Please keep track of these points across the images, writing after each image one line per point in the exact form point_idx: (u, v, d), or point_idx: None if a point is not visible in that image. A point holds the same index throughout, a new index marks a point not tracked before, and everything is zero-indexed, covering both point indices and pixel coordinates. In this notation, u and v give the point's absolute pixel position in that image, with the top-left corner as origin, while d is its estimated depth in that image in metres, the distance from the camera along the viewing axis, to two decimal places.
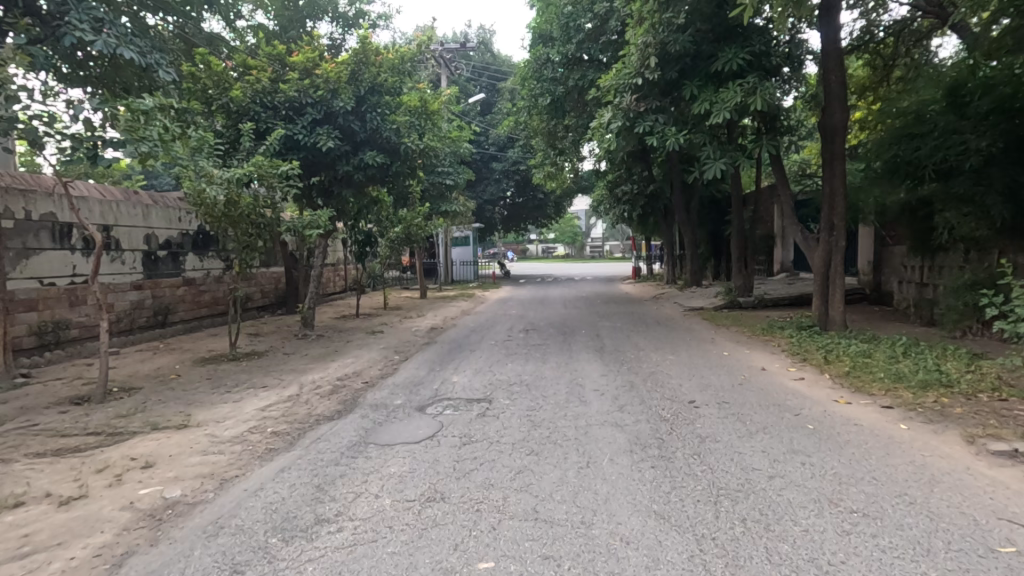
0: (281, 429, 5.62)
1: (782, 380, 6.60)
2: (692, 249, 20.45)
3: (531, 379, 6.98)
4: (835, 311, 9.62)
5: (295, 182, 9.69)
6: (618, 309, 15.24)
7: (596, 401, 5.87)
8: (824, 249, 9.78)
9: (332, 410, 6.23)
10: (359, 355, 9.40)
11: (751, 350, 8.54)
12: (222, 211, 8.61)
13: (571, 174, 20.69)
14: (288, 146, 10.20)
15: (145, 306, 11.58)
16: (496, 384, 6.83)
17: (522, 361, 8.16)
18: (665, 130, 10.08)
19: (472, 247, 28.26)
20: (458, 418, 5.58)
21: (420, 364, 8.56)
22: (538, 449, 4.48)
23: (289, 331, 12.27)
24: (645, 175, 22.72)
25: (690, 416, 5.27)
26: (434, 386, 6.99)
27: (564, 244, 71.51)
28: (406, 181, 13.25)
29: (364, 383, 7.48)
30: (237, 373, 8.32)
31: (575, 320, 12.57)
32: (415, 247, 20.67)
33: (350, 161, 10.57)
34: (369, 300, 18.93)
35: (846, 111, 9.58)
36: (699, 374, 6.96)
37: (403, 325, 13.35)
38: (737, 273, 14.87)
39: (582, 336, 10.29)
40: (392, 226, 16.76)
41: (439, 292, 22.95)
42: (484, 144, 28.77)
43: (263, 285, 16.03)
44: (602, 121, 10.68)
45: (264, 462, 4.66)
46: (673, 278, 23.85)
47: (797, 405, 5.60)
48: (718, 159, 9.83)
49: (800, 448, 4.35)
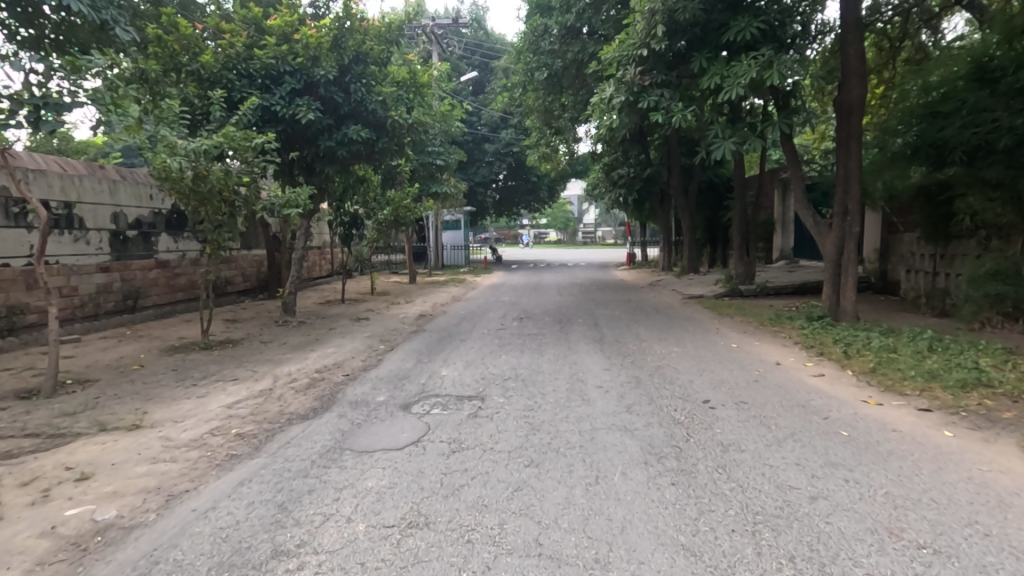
0: (247, 431, 4.99)
1: (800, 376, 6.07)
2: (689, 234, 19.86)
3: (527, 374, 6.39)
4: (846, 302, 9.12)
5: (272, 157, 8.94)
6: (615, 296, 14.70)
7: (600, 399, 5.29)
8: (836, 236, 9.25)
9: (306, 409, 5.61)
10: (341, 344, 8.76)
11: (761, 342, 8.00)
12: (189, 187, 7.86)
13: (566, 156, 20.01)
14: (265, 118, 9.43)
15: (114, 290, 10.84)
16: (489, 379, 6.24)
17: (517, 352, 7.58)
18: (671, 105, 9.42)
19: (463, 231, 27.57)
20: (446, 419, 4.99)
21: (406, 355, 7.93)
22: (538, 460, 3.89)
23: (269, 317, 11.60)
24: (642, 159, 22.06)
25: (707, 418, 4.71)
26: (420, 381, 6.37)
27: (557, 230, 70.86)
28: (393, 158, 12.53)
29: (344, 377, 6.85)
30: (206, 363, 7.66)
31: (570, 308, 12.00)
32: (403, 231, 19.94)
33: (333, 136, 9.84)
34: (356, 285, 18.25)
35: (865, 88, 8.97)
36: (710, 369, 6.40)
37: (391, 312, 12.70)
38: (738, 259, 14.35)
39: (579, 324, 9.71)
40: (381, 208, 15.96)
41: (429, 277, 22.27)
42: (476, 125, 28.00)
43: (243, 268, 15.30)
44: (604, 96, 10.00)
45: (221, 473, 4.03)
46: (669, 265, 23.35)
47: (822, 406, 5.05)
48: (728, 138, 9.21)
49: (839, 461, 3.80)
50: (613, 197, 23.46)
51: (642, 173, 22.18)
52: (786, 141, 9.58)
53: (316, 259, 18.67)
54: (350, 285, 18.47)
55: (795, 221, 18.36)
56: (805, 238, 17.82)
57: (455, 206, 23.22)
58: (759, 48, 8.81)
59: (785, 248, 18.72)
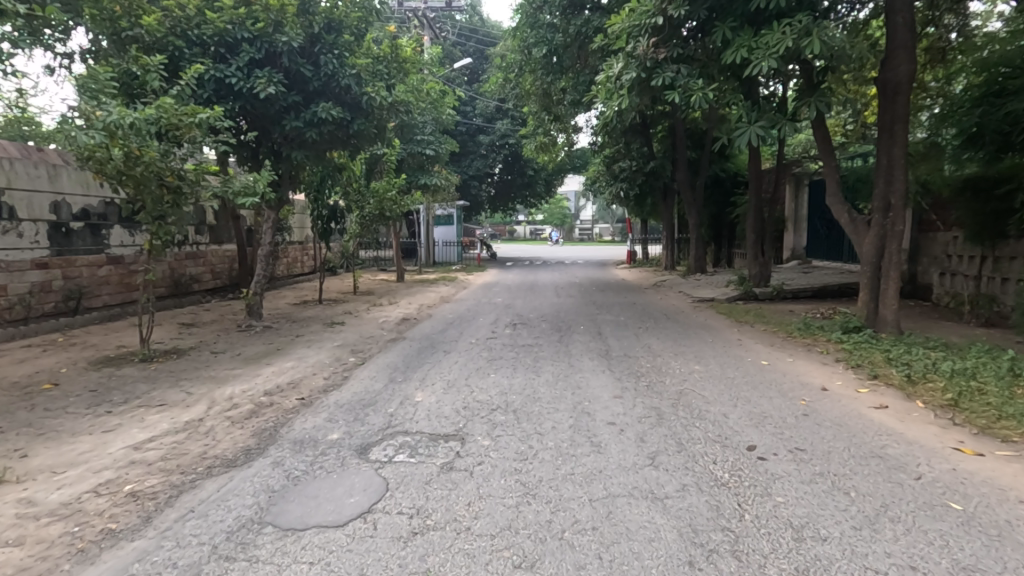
0: (147, 487, 3.75)
1: (857, 408, 4.89)
2: (696, 231, 18.66)
3: (520, 401, 5.17)
4: (887, 309, 7.97)
5: (227, 137, 7.71)
6: (617, 298, 13.53)
7: (614, 444, 4.09)
8: (876, 234, 8.09)
9: (234, 452, 4.36)
10: (305, 356, 7.50)
11: (794, 357, 6.86)
12: (119, 170, 6.59)
13: (564, 147, 18.82)
14: (220, 92, 8.16)
15: (53, 289, 9.55)
16: (472, 410, 5.02)
17: (508, 370, 6.37)
18: (688, 83, 8.25)
19: (456, 227, 26.35)
20: (412, 474, 3.77)
21: (377, 372, 6.70)
22: (534, 558, 2.70)
23: (232, 320, 10.35)
24: (645, 151, 20.84)
25: (759, 478, 3.52)
26: (388, 411, 5.15)
27: (553, 226, 69.76)
28: (374, 144, 11.29)
29: (298, 403, 5.61)
30: (137, 379, 6.40)
31: (570, 313, 10.82)
32: (390, 225, 18.70)
33: (300, 114, 8.61)
34: (339, 283, 17.02)
35: (914, 63, 7.77)
36: (744, 397, 5.22)
37: (370, 315, 11.46)
38: (752, 260, 13.18)
39: (581, 333, 8.53)
40: (365, 201, 14.43)
41: (418, 275, 21.07)
42: (470, 115, 26.80)
43: (211, 265, 14.05)
44: (611, 73, 8.81)
45: (75, 570, 2.79)
46: (672, 264, 22.16)
47: (904, 456, 3.87)
48: (754, 121, 8.07)
49: (971, 561, 2.62)
50: (613, 192, 21.92)
51: (645, 167, 20.73)
52: (819, 126, 8.39)
53: (295, 255, 17.63)
54: (331, 283, 17.26)
55: (807, 218, 17.25)
56: (820, 237, 16.67)
57: (447, 200, 22.02)
58: (793, 16, 7.61)
59: (797, 248, 17.61)
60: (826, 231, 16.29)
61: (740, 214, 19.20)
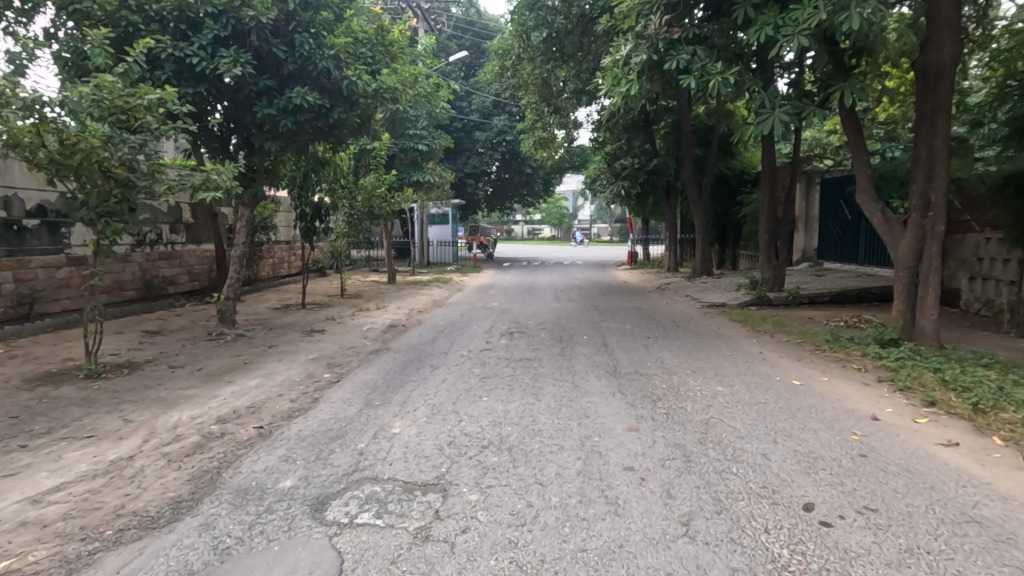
0: (29, 563, 2.89)
1: (923, 447, 4.06)
2: (701, 231, 17.68)
3: (516, 436, 4.33)
4: (926, 320, 7.15)
5: (188, 125, 6.87)
6: (621, 302, 12.69)
7: (634, 502, 3.26)
8: (913, 236, 7.24)
9: (158, 506, 3.50)
10: (272, 373, 6.61)
11: (828, 376, 6.03)
12: (54, 159, 5.72)
13: (564, 142, 17.98)
14: (182, 75, 7.29)
15: (4, 294, 8.65)
16: (459, 447, 4.18)
17: (503, 392, 5.53)
18: (705, 66, 7.43)
19: (451, 227, 25.44)
20: (376, 546, 2.92)
21: (353, 394, 5.83)
22: None
23: (202, 327, 9.47)
24: (648, 148, 19.99)
25: (828, 559, 2.68)
26: (358, 447, 4.30)
27: (551, 224, 68.93)
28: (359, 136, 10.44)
29: (253, 435, 4.73)
30: (73, 401, 5.54)
31: (571, 320, 9.97)
32: (381, 224, 17.79)
33: (273, 100, 7.77)
34: (326, 285, 16.12)
35: (959, 44, 6.94)
36: (783, 432, 4.38)
37: (354, 321, 10.57)
38: (765, 263, 12.34)
39: (585, 345, 7.68)
40: (352, 197, 14.00)
41: (411, 276, 20.18)
42: (466, 111, 25.98)
43: (188, 266, 13.18)
44: (618, 57, 7.99)
45: None
46: (675, 265, 21.30)
47: (1007, 520, 3.04)
48: (777, 108, 7.25)
49: None
50: (614, 191, 21.05)
51: (648, 165, 19.85)
52: (848, 114, 7.55)
53: (283, 255, 17.16)
54: (318, 285, 16.35)
55: (819, 218, 16.44)
56: (832, 237, 15.86)
57: (441, 198, 21.16)
58: None
59: (808, 249, 16.80)
60: (839, 232, 15.48)
61: (747, 213, 18.38)
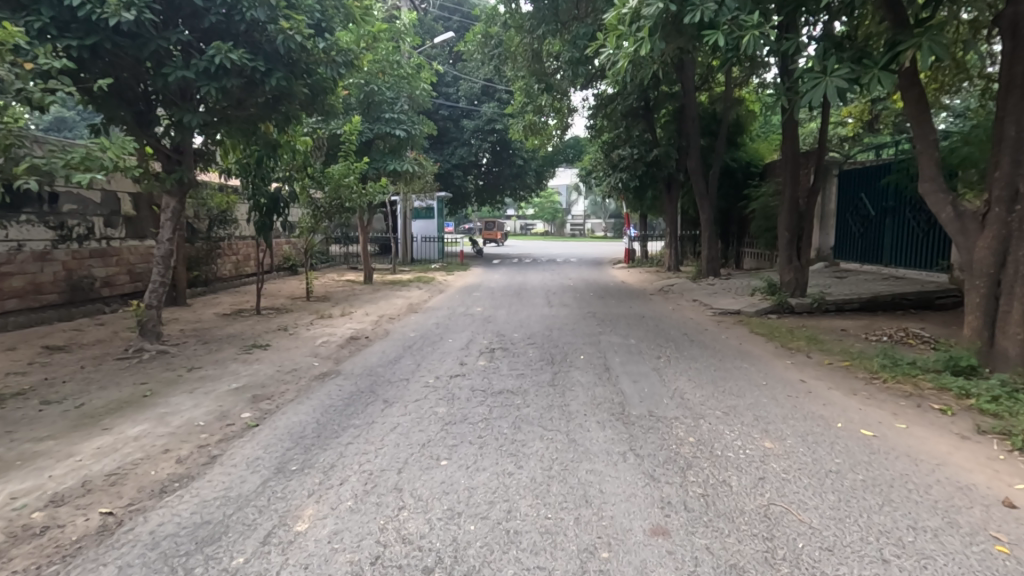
0: None
1: None
2: (707, 227, 16.04)
3: (482, 548, 2.81)
4: (1008, 341, 5.63)
5: (65, 86, 5.27)
6: (621, 308, 11.19)
7: None
8: (994, 235, 5.73)
9: None
10: (172, 412, 5.02)
11: (906, 424, 4.54)
12: None
13: (559, 128, 16.44)
14: (65, 24, 5.68)
15: None
16: (389, 571, 2.65)
17: (471, 450, 4.03)
18: (737, 19, 6.06)
19: (437, 221, 23.87)
20: None
21: (266, 449, 4.24)
22: None
23: (122, 342, 7.86)
24: (648, 137, 18.48)
25: None
26: (234, 565, 2.74)
27: (544, 220, 67.38)
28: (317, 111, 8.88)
29: (88, 531, 3.16)
30: None
31: (565, 332, 8.43)
32: (355, 217, 16.15)
33: (190, 62, 6.26)
34: (292, 286, 14.48)
35: None
36: (888, 537, 2.88)
37: (310, 332, 8.97)
38: (785, 264, 10.83)
39: (582, 370, 6.15)
40: (318, 186, 12.61)
41: (391, 275, 18.56)
42: (452, 98, 24.43)
43: (127, 264, 11.52)
44: (625, 9, 6.54)
45: None
46: (676, 264, 19.83)
47: None
48: (829, 72, 5.82)
49: None
50: (612, 183, 19.53)
51: (648, 155, 18.24)
52: (911, 84, 6.08)
53: (246, 252, 15.57)
54: (283, 286, 14.72)
55: (836, 214, 14.99)
56: (851, 235, 14.44)
57: (426, 190, 19.58)
58: None
59: (824, 248, 15.38)
60: (859, 230, 14.04)
61: (756, 208, 16.93)
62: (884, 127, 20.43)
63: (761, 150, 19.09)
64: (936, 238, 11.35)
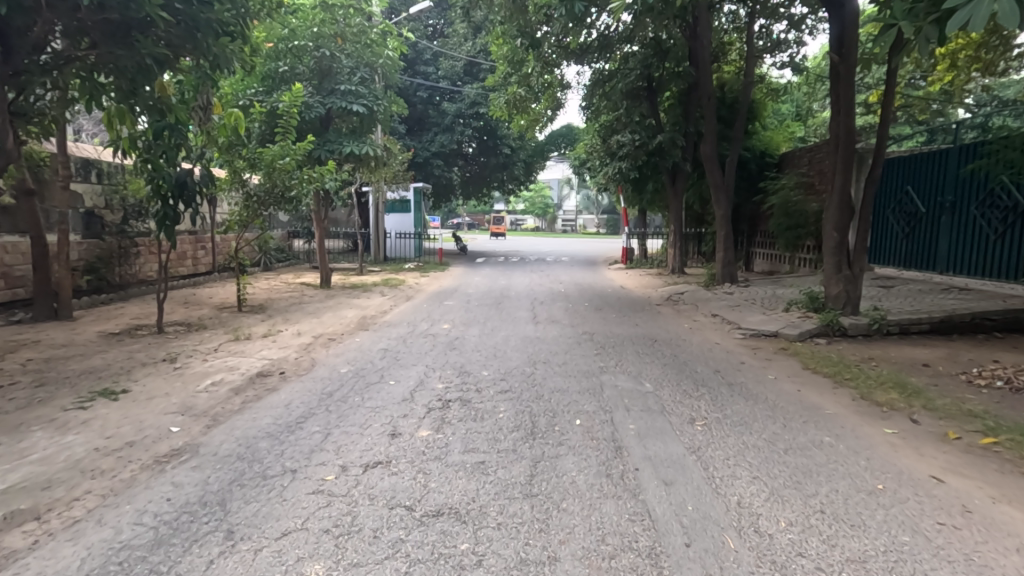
0: None
1: None
2: (722, 225, 13.69)
3: None
4: None
5: None
6: (625, 326, 8.82)
7: None
8: None
9: None
10: None
11: None
12: None
13: (547, 105, 14.02)
14: None
15: None
16: None
17: None
18: None
19: (414, 215, 21.39)
20: None
21: None
22: None
23: None
24: (650, 121, 16.10)
25: None
26: None
27: (536, 215, 65.10)
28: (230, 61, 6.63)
29: None
30: None
31: (552, 370, 6.08)
32: (308, 208, 13.71)
33: None
34: (228, 293, 12.01)
35: None
36: None
37: (206, 365, 6.54)
38: (831, 274, 8.53)
39: (577, 459, 3.84)
40: (250, 169, 10.21)
41: (356, 277, 16.16)
42: (432, 77, 21.95)
43: None
44: None
45: None
46: (681, 266, 17.59)
47: None
48: None
49: None
50: (608, 173, 17.18)
51: (651, 142, 15.87)
52: None
53: (183, 249, 13.20)
54: (218, 292, 12.26)
55: (872, 211, 12.75)
56: (891, 236, 12.24)
57: (400, 179, 17.18)
58: None
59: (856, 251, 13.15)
60: (903, 229, 11.83)
61: (774, 203, 14.72)
62: (908, 113, 18.45)
63: (776, 138, 16.92)
64: (1015, 240, 9.19)
